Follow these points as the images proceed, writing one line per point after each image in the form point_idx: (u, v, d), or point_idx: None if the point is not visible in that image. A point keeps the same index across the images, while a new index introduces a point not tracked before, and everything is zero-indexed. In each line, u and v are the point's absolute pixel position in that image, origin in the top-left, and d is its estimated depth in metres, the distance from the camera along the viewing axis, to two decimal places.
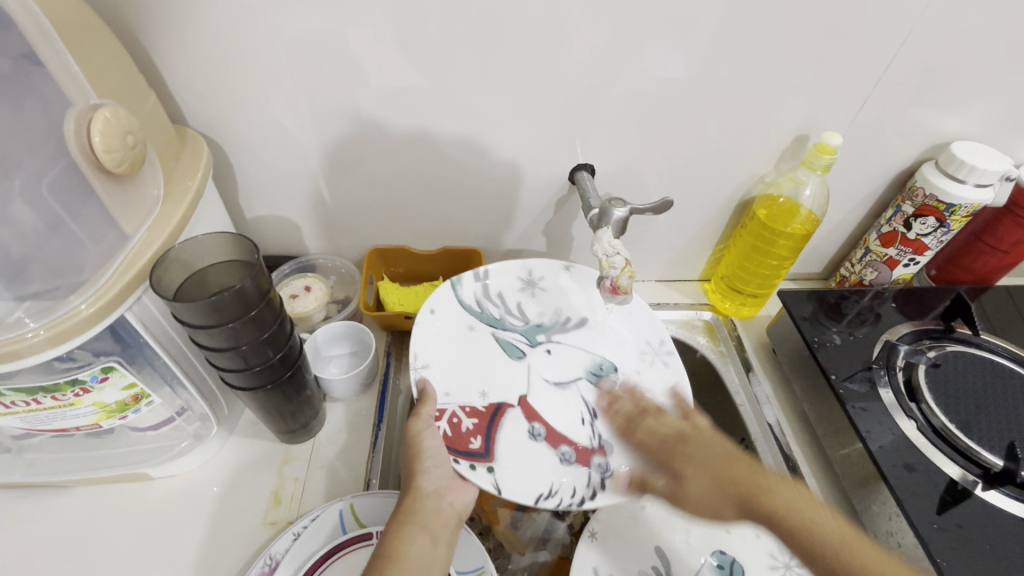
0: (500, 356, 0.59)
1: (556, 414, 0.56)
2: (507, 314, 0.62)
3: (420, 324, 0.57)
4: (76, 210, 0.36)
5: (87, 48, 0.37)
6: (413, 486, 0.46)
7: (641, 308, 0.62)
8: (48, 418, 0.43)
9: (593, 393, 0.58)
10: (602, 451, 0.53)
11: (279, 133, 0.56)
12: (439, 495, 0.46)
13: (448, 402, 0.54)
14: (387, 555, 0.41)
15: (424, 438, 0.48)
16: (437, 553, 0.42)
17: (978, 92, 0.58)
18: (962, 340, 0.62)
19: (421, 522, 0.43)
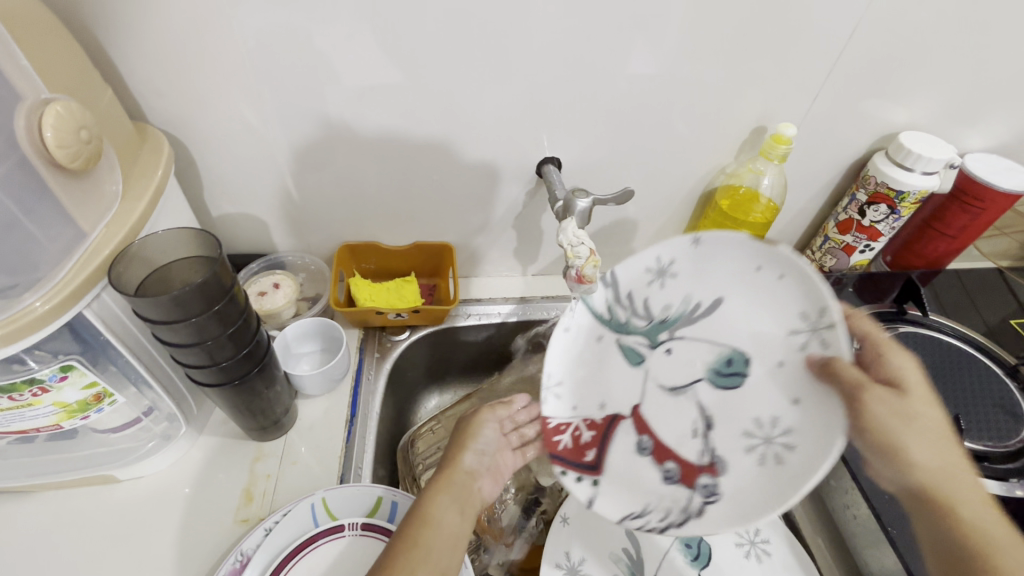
0: (615, 361, 0.50)
1: (666, 423, 0.48)
2: (632, 313, 0.50)
3: (555, 341, 0.50)
4: (31, 207, 0.36)
5: (35, 42, 0.36)
6: (454, 461, 0.47)
7: (791, 267, 0.42)
8: (6, 420, 0.42)
9: (713, 396, 0.47)
10: (712, 469, 0.45)
11: (243, 130, 0.56)
12: (473, 475, 0.47)
13: (573, 417, 0.50)
14: (418, 516, 0.41)
15: (479, 428, 0.51)
16: (464, 526, 0.42)
17: (923, 84, 0.60)
18: (913, 321, 0.65)
19: (452, 492, 0.44)
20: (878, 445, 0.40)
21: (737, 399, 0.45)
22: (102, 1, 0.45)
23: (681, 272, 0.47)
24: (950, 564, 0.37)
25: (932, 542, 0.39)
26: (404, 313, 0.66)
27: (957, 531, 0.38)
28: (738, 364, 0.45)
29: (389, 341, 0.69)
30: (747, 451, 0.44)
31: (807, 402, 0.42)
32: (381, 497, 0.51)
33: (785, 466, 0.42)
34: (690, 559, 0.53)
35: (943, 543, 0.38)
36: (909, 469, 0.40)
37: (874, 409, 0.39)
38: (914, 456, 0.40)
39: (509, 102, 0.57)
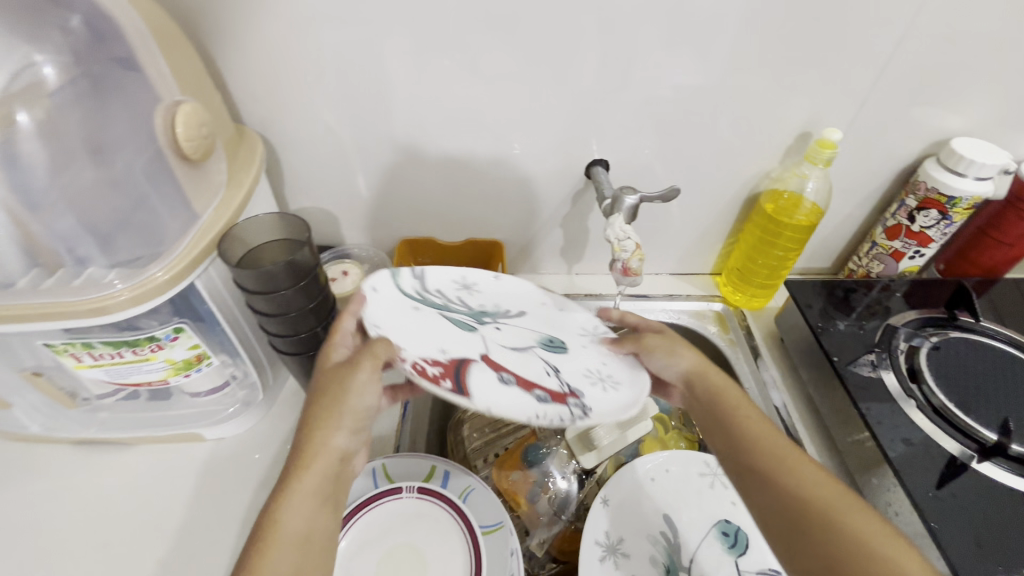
0: (452, 330, 0.50)
1: (519, 364, 0.49)
2: (450, 301, 0.54)
3: (361, 298, 0.48)
4: (160, 190, 0.44)
5: (174, 54, 0.44)
6: (316, 441, 0.43)
7: (567, 301, 0.59)
8: (126, 372, 0.49)
9: (550, 354, 0.52)
10: (575, 393, 0.47)
11: (322, 131, 0.62)
12: (339, 458, 0.43)
13: (408, 354, 0.45)
14: (267, 525, 0.40)
15: (351, 395, 0.44)
16: (329, 525, 0.42)
17: (977, 90, 0.61)
18: (964, 327, 0.65)
19: (314, 487, 0.42)
20: (654, 352, 0.52)
21: (565, 358, 0.51)
22: (215, 20, 0.53)
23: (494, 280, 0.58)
24: (723, 431, 0.49)
25: (751, 475, 0.47)
26: None
27: (721, 403, 0.50)
28: (557, 343, 0.53)
29: None
30: (590, 381, 0.49)
31: (613, 360, 0.52)
32: (435, 466, 0.55)
33: (618, 391, 0.48)
34: (727, 546, 0.54)
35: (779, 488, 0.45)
36: (679, 365, 0.52)
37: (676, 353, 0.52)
38: (675, 357, 0.52)
39: (562, 107, 0.61)
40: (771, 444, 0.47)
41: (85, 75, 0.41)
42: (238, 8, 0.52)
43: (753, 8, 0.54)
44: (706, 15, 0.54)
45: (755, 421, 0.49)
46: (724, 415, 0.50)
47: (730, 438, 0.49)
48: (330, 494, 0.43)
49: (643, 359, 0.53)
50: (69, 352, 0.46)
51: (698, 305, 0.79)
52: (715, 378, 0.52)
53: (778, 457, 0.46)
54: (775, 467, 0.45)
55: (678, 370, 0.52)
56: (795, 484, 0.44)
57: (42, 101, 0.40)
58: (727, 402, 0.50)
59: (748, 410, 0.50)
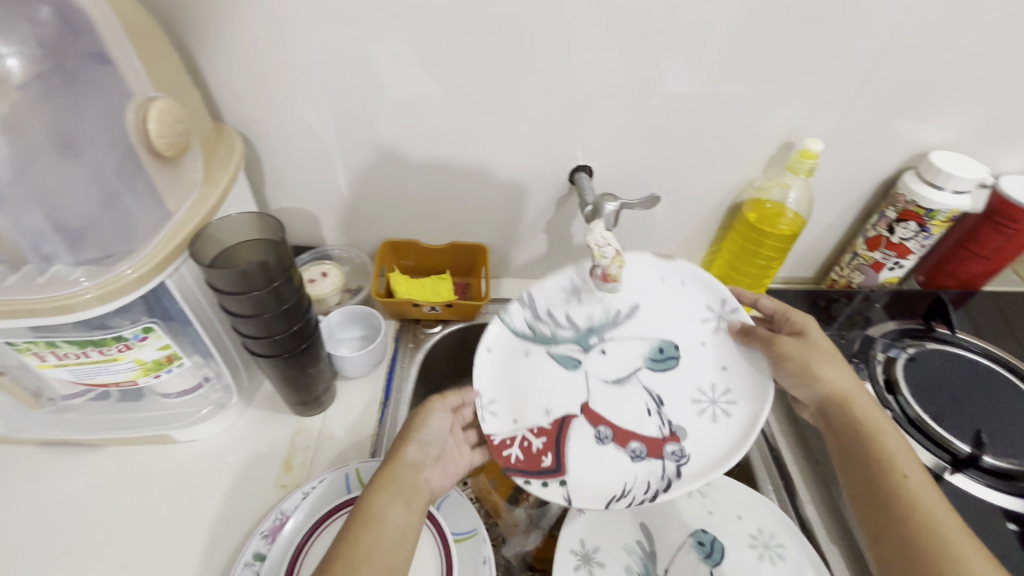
0: (556, 370, 0.58)
1: (620, 412, 0.57)
2: (557, 329, 0.59)
3: (478, 364, 0.55)
4: (132, 186, 0.43)
5: (147, 49, 0.43)
6: (398, 454, 0.49)
7: (692, 275, 0.57)
8: (93, 372, 0.47)
9: (653, 377, 0.58)
10: (675, 438, 0.54)
11: (305, 131, 0.62)
12: (418, 467, 0.49)
13: (517, 429, 0.55)
14: (364, 518, 0.44)
15: (429, 419, 0.53)
16: (410, 519, 0.46)
17: (954, 104, 0.61)
18: (941, 339, 0.65)
19: (397, 485, 0.47)
20: (788, 368, 0.51)
21: (671, 378, 0.57)
22: (196, 16, 0.52)
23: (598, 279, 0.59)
24: (846, 443, 0.47)
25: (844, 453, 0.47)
26: (438, 308, 0.69)
27: (848, 411, 0.49)
28: (669, 350, 0.58)
29: (423, 333, 0.73)
30: (698, 413, 0.55)
31: (733, 366, 0.55)
32: None
33: (731, 419, 0.53)
34: (703, 556, 0.54)
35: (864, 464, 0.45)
36: (813, 380, 0.50)
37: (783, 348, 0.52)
38: (809, 371, 0.50)
39: (545, 113, 0.61)
40: (895, 462, 0.44)
41: (56, 68, 0.40)
42: (220, 6, 0.52)
43: (736, 19, 0.54)
44: (690, 24, 0.54)
45: (888, 441, 0.46)
46: (859, 429, 0.47)
47: (853, 456, 0.47)
48: (412, 500, 0.47)
49: (774, 368, 0.53)
50: (33, 351, 0.45)
51: None
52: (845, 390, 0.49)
53: (901, 476, 0.44)
54: (891, 486, 0.43)
55: (806, 390, 0.51)
56: (903, 506, 0.42)
57: (10, 95, 0.38)
58: (859, 417, 0.48)
59: (883, 425, 0.47)
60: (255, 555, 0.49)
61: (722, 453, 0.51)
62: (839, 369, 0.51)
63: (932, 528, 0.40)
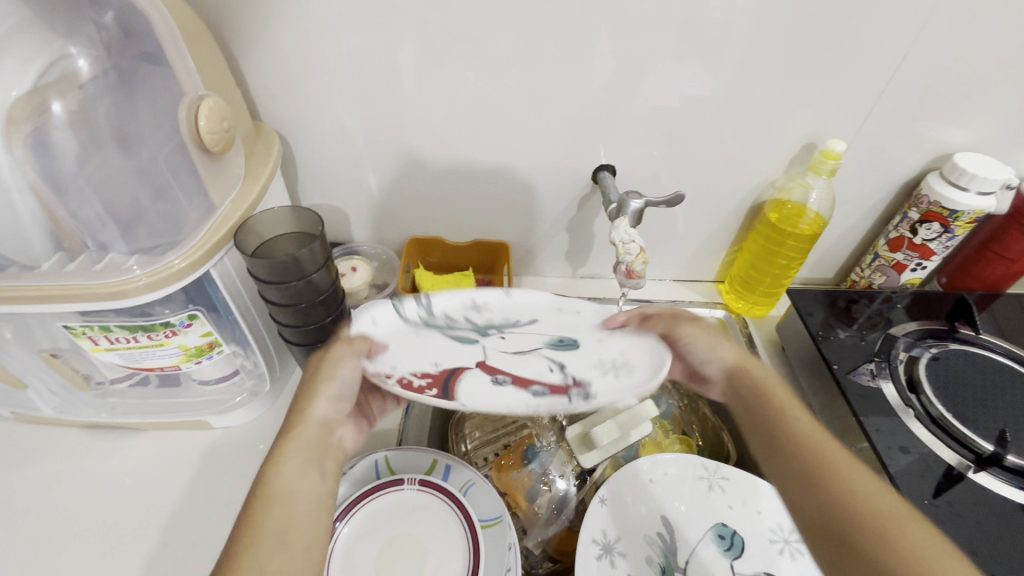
0: (449, 343, 0.48)
1: (517, 364, 0.46)
2: (454, 320, 0.51)
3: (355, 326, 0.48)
4: (180, 179, 0.45)
5: (198, 48, 0.45)
6: (301, 412, 0.44)
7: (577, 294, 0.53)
8: (140, 357, 0.50)
9: (555, 350, 0.48)
10: (580, 383, 0.44)
11: (337, 129, 0.64)
12: (325, 427, 0.45)
13: (396, 372, 0.44)
14: (261, 494, 0.40)
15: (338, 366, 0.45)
16: (324, 485, 0.43)
17: (979, 105, 0.61)
18: (964, 339, 0.65)
19: (300, 449, 0.43)
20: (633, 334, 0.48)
21: (574, 354, 0.47)
22: (239, 20, 0.55)
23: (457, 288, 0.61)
24: (767, 438, 0.46)
25: (757, 431, 0.47)
26: None
27: (763, 397, 0.48)
28: (568, 340, 0.49)
29: None
30: (597, 368, 0.45)
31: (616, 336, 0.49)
32: (437, 460, 0.56)
33: (631, 375, 0.44)
34: (722, 549, 0.55)
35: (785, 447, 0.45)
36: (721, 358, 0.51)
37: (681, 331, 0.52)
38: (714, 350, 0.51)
39: (570, 113, 0.62)
40: (822, 449, 0.43)
41: (115, 68, 0.43)
42: (261, 10, 0.54)
43: (760, 22, 0.55)
44: (715, 27, 0.55)
45: (801, 423, 0.45)
46: (771, 419, 0.47)
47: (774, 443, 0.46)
48: (321, 466, 0.44)
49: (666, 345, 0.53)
50: (87, 335, 0.47)
51: (700, 311, 0.80)
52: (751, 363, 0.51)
53: (828, 458, 0.43)
54: (822, 469, 0.42)
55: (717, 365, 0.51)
56: (839, 487, 0.41)
57: (74, 90, 0.41)
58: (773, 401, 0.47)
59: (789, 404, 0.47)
60: None
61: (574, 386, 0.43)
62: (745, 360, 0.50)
63: (877, 513, 0.39)
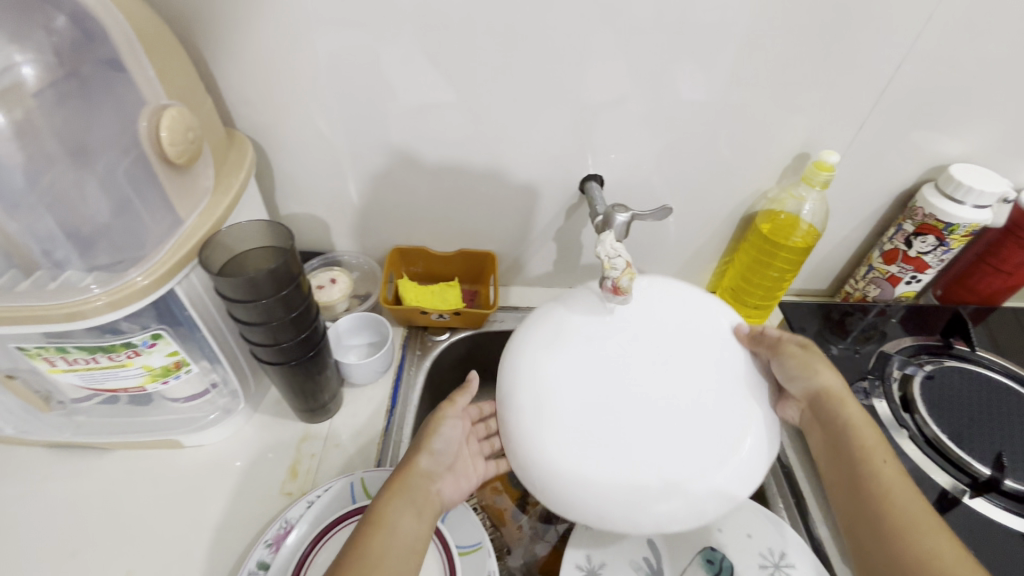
0: (589, 342, 0.48)
1: (623, 342, 0.47)
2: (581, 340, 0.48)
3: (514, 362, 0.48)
4: (142, 193, 0.43)
5: (161, 55, 0.43)
6: (409, 462, 0.48)
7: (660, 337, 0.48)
8: (102, 377, 0.48)
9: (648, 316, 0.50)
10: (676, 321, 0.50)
11: (316, 137, 0.62)
12: (429, 478, 0.48)
13: (548, 336, 0.49)
14: (373, 523, 0.43)
15: (443, 424, 0.52)
16: (420, 527, 0.45)
17: (976, 116, 0.60)
18: (959, 356, 0.64)
19: (407, 494, 0.46)
20: (772, 349, 0.50)
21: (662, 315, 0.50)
22: (210, 25, 0.53)
23: (545, 445, 0.43)
24: (859, 495, 0.46)
25: (840, 486, 0.48)
26: (446, 315, 0.69)
27: (851, 440, 0.48)
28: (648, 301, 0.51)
29: (430, 341, 0.72)
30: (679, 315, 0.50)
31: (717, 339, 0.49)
32: None
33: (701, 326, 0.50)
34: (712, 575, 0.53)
35: (870, 513, 0.44)
36: (811, 381, 0.50)
37: (787, 354, 0.50)
38: (809, 371, 0.50)
39: (556, 122, 0.61)
40: (897, 500, 0.44)
41: (70, 76, 0.41)
42: (233, 15, 0.52)
43: (751, 30, 0.53)
44: (705, 34, 0.54)
45: (888, 474, 0.45)
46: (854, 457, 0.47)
47: (848, 485, 0.47)
48: (421, 509, 0.46)
49: (774, 368, 0.50)
50: (43, 356, 0.45)
51: None
52: (844, 411, 0.49)
53: (905, 520, 0.43)
54: (902, 541, 0.42)
55: (806, 387, 0.50)
56: (914, 548, 0.41)
57: (25, 101, 0.39)
58: (860, 450, 0.47)
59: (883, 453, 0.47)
60: (259, 563, 0.49)
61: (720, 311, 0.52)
62: (846, 400, 0.50)
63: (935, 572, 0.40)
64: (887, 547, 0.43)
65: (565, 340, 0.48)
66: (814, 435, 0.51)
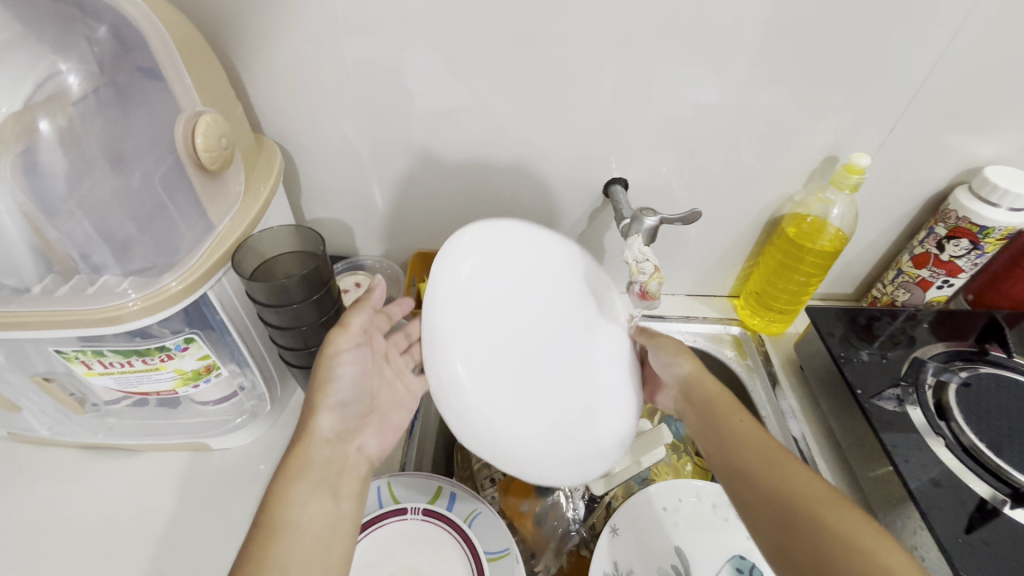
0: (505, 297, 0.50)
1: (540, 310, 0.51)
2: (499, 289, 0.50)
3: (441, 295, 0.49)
4: (176, 198, 0.44)
5: (197, 63, 0.44)
6: (306, 430, 0.46)
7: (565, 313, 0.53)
8: (136, 380, 0.48)
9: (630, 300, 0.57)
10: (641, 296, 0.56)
11: (341, 143, 0.62)
12: (335, 446, 0.47)
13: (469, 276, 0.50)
14: (275, 520, 0.41)
15: (339, 365, 0.48)
16: (338, 510, 0.44)
17: (1013, 117, 0.59)
18: (996, 362, 0.62)
19: (310, 473, 0.44)
20: (663, 348, 0.56)
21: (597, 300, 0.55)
22: (240, 33, 0.54)
23: (468, 390, 0.47)
24: (732, 459, 0.48)
25: (713, 450, 0.50)
26: None
27: (713, 405, 0.51)
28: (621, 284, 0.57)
29: None
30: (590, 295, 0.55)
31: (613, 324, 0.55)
32: (442, 487, 0.55)
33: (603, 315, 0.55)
34: None
35: (741, 461, 0.47)
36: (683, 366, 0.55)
37: (662, 344, 0.56)
38: (679, 358, 0.55)
39: (581, 125, 0.61)
40: (754, 443, 0.47)
41: (109, 84, 0.42)
42: (262, 22, 0.53)
43: (781, 31, 0.53)
44: (734, 36, 0.53)
45: (747, 428, 0.49)
46: (716, 417, 0.50)
47: (721, 446, 0.49)
48: (335, 485, 0.45)
49: (650, 357, 0.56)
50: (80, 359, 0.46)
51: (715, 328, 0.77)
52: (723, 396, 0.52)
53: (763, 458, 0.46)
54: (770, 478, 0.45)
55: (676, 373, 0.54)
56: (777, 480, 0.44)
57: (67, 109, 0.40)
58: (741, 428, 0.49)
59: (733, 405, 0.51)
60: None
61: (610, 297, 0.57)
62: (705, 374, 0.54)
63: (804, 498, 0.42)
64: (760, 488, 0.45)
65: (483, 281, 0.50)
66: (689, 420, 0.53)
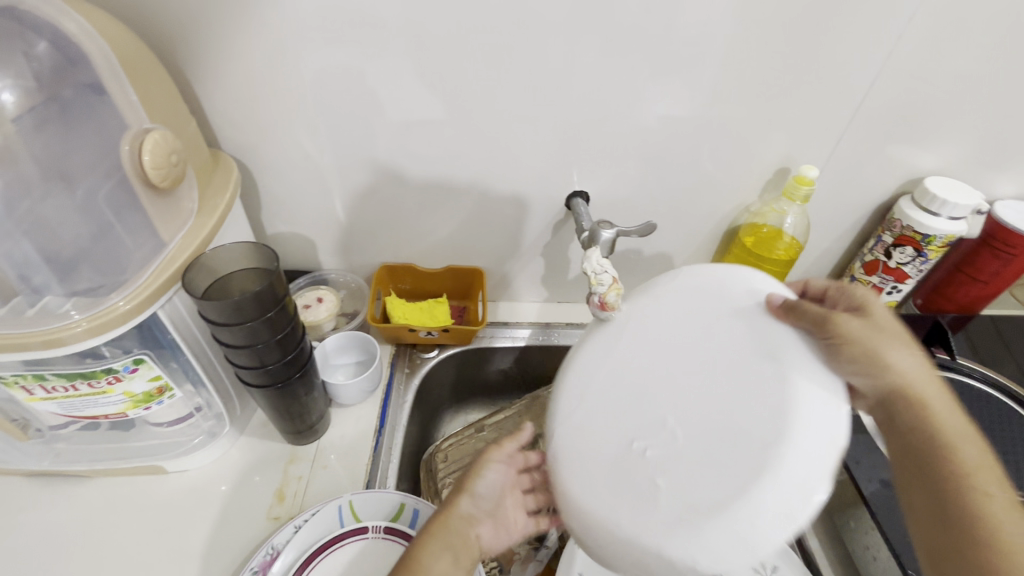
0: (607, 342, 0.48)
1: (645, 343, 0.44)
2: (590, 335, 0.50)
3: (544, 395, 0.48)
4: (124, 217, 0.43)
5: (144, 80, 0.43)
6: (452, 500, 0.46)
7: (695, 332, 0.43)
8: (82, 405, 0.47)
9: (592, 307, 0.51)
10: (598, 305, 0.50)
11: (302, 157, 0.62)
12: (469, 521, 0.46)
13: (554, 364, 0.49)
14: (408, 561, 0.40)
15: (486, 467, 0.49)
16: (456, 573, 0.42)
17: (949, 130, 0.62)
18: (941, 365, 0.65)
19: (446, 536, 0.43)
20: (852, 354, 0.39)
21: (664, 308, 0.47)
22: (194, 48, 0.53)
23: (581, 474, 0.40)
24: (910, 458, 0.38)
25: (907, 486, 0.38)
26: (434, 332, 0.69)
27: (920, 422, 0.39)
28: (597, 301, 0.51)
29: (419, 358, 0.72)
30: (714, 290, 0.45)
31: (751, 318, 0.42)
32: (403, 505, 0.54)
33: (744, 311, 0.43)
34: None
35: (941, 516, 0.35)
36: (879, 369, 0.39)
37: (842, 328, 0.40)
38: (870, 360, 0.39)
39: (541, 138, 0.62)
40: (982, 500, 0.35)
41: (52, 100, 0.40)
42: (216, 36, 0.52)
43: (729, 49, 0.55)
44: (686, 53, 0.55)
45: (973, 464, 0.36)
46: (925, 445, 0.38)
47: (926, 482, 0.37)
48: (457, 550, 0.43)
49: (827, 353, 0.39)
50: (21, 384, 0.44)
51: None
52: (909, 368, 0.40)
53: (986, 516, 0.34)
54: (977, 545, 0.34)
55: (870, 379, 0.39)
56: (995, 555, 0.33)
57: (4, 127, 0.37)
58: (935, 431, 0.38)
59: (954, 421, 0.38)
60: None
61: (749, 276, 0.46)
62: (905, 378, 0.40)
63: None
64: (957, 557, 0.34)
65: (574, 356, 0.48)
66: (897, 429, 0.39)
